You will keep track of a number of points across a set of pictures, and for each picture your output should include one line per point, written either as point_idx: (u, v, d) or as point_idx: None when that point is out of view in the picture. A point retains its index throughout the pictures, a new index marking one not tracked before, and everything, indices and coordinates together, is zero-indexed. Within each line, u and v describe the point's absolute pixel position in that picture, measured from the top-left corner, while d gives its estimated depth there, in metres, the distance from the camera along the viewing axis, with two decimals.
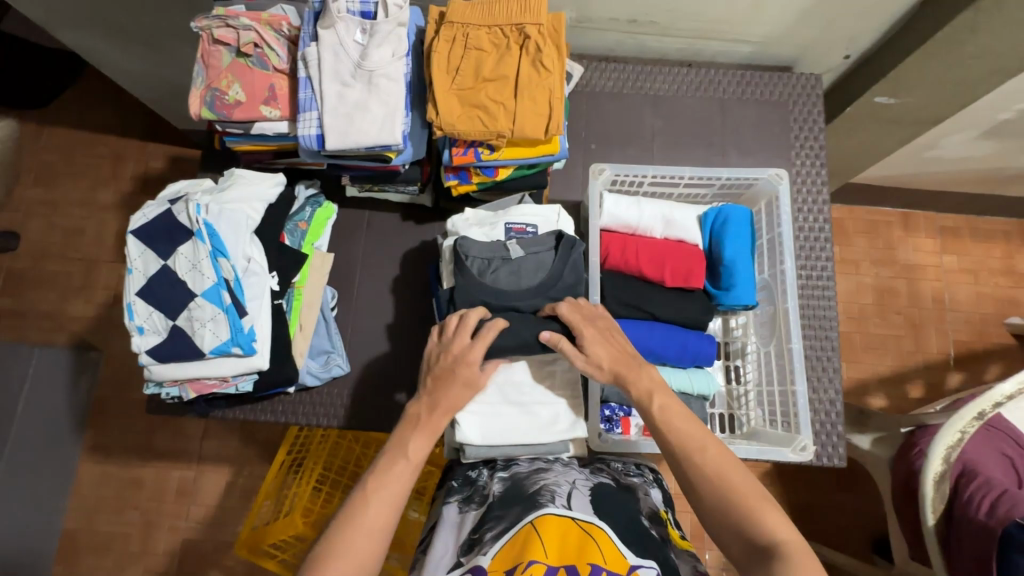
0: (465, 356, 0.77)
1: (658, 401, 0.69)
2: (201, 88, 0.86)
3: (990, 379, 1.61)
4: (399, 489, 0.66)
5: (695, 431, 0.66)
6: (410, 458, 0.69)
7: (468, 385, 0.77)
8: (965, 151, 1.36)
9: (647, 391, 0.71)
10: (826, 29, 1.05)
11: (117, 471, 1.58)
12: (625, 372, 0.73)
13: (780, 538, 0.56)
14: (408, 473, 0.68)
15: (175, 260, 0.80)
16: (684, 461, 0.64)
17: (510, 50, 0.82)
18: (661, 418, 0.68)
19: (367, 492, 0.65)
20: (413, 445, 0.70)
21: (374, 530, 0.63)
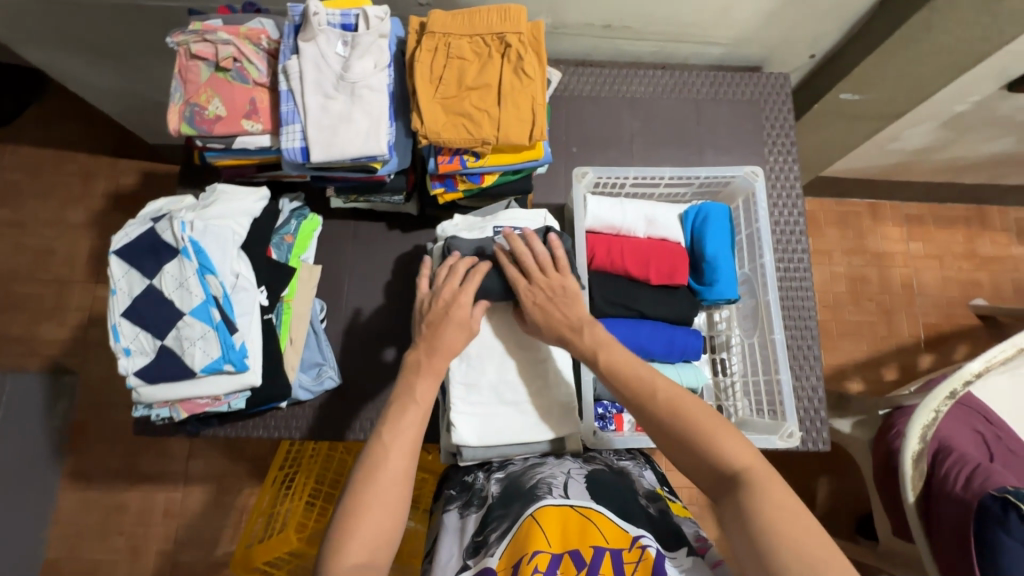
0: (456, 300, 0.79)
1: (603, 358, 0.73)
2: (180, 103, 0.85)
3: (958, 359, 1.68)
4: (413, 436, 0.68)
5: (646, 376, 0.69)
6: (419, 401, 0.71)
7: (462, 326, 0.78)
8: (926, 143, 1.42)
9: (592, 349, 0.74)
10: (791, 30, 1.09)
11: (101, 497, 1.53)
12: (569, 337, 0.77)
13: (742, 466, 0.59)
14: (419, 418, 0.70)
15: (161, 278, 0.78)
16: (641, 406, 0.67)
17: (492, 58, 0.83)
18: (612, 367, 0.71)
19: (385, 441, 0.67)
20: (420, 389, 0.73)
21: (398, 476, 0.65)
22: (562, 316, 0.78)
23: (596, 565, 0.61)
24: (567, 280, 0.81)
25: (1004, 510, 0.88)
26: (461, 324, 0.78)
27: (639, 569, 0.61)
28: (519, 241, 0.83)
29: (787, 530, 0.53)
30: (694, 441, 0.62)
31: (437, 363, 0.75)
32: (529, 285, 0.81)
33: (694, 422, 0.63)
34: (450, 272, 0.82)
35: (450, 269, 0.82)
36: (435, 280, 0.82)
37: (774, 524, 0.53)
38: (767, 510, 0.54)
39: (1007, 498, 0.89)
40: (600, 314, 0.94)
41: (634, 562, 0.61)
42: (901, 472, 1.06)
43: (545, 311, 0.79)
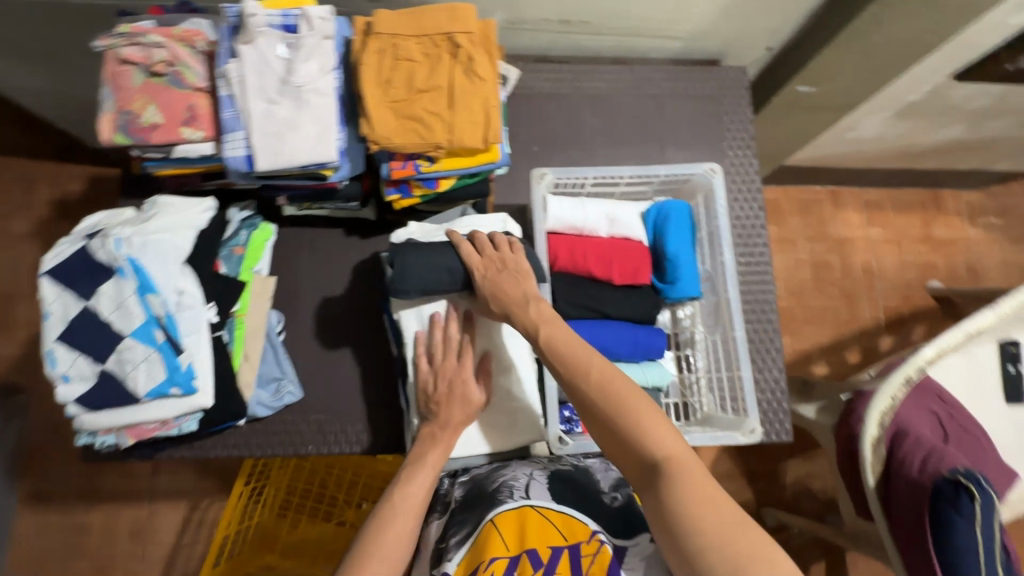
0: (459, 375, 0.83)
1: (544, 333, 0.71)
2: (113, 112, 0.81)
3: (916, 340, 1.74)
4: (420, 498, 0.73)
5: (581, 353, 0.69)
6: (428, 466, 0.77)
7: (468, 403, 0.83)
8: (882, 131, 1.45)
9: (533, 324, 0.73)
10: (747, 24, 1.09)
11: (60, 520, 1.47)
12: (515, 309, 0.75)
13: (667, 455, 0.60)
14: (428, 481, 0.75)
15: (98, 299, 0.75)
16: (573, 387, 0.67)
17: (442, 60, 0.80)
18: (547, 345, 0.70)
19: (393, 501, 0.72)
20: (431, 455, 0.78)
21: (402, 536, 0.69)
22: (511, 291, 0.77)
23: (553, 565, 0.62)
24: (521, 259, 0.80)
25: (956, 491, 0.92)
26: (465, 401, 0.83)
27: (596, 561, 0.62)
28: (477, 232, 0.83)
29: (706, 524, 0.55)
30: (626, 427, 0.63)
31: (450, 436, 0.81)
32: (483, 261, 0.79)
33: (624, 412, 0.63)
34: (446, 346, 0.83)
35: (443, 337, 0.84)
36: (433, 360, 0.84)
37: (693, 517, 0.55)
38: (687, 503, 0.56)
39: (958, 480, 0.92)
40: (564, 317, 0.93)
41: (592, 555, 0.63)
42: (862, 457, 1.09)
43: (497, 287, 0.77)
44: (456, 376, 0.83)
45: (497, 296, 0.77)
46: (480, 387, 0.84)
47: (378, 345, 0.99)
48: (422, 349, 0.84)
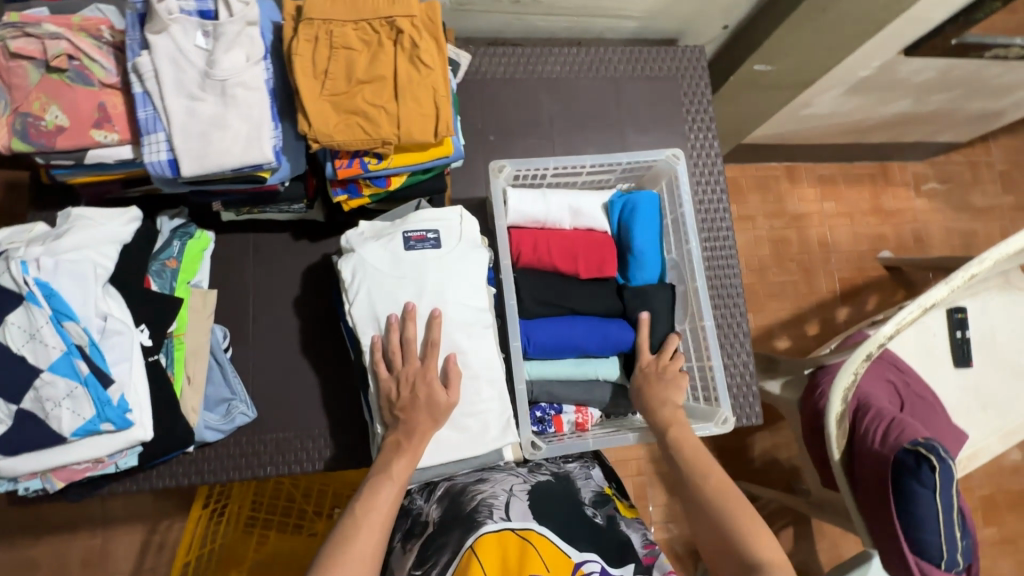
0: (424, 375, 0.77)
1: (672, 432, 0.80)
2: (6, 114, 0.71)
3: (869, 309, 1.80)
4: (386, 513, 0.70)
5: (701, 460, 0.76)
6: (394, 479, 0.72)
7: (431, 407, 0.76)
8: (835, 107, 1.46)
9: (665, 425, 0.81)
10: (703, 2, 1.06)
11: (3, 557, 1.36)
12: (650, 406, 0.84)
13: (768, 562, 0.66)
14: (395, 494, 0.71)
15: (6, 331, 0.66)
16: (691, 485, 0.75)
17: (384, 47, 0.74)
18: (674, 444, 0.78)
19: (357, 517, 0.69)
20: (397, 467, 0.73)
21: (365, 557, 0.66)
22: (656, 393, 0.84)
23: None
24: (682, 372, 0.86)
25: (917, 462, 0.95)
26: (429, 404, 0.76)
27: None
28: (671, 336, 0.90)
29: None
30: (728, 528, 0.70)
31: (417, 444, 0.75)
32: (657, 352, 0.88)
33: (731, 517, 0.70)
34: (404, 348, 0.79)
35: (403, 342, 0.79)
36: (393, 365, 0.78)
37: None
38: None
39: (918, 450, 0.95)
40: (529, 315, 0.89)
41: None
42: (827, 433, 1.10)
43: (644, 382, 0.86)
44: (421, 378, 0.77)
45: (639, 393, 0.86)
46: (450, 388, 0.78)
47: (335, 354, 0.94)
48: (379, 355, 0.79)
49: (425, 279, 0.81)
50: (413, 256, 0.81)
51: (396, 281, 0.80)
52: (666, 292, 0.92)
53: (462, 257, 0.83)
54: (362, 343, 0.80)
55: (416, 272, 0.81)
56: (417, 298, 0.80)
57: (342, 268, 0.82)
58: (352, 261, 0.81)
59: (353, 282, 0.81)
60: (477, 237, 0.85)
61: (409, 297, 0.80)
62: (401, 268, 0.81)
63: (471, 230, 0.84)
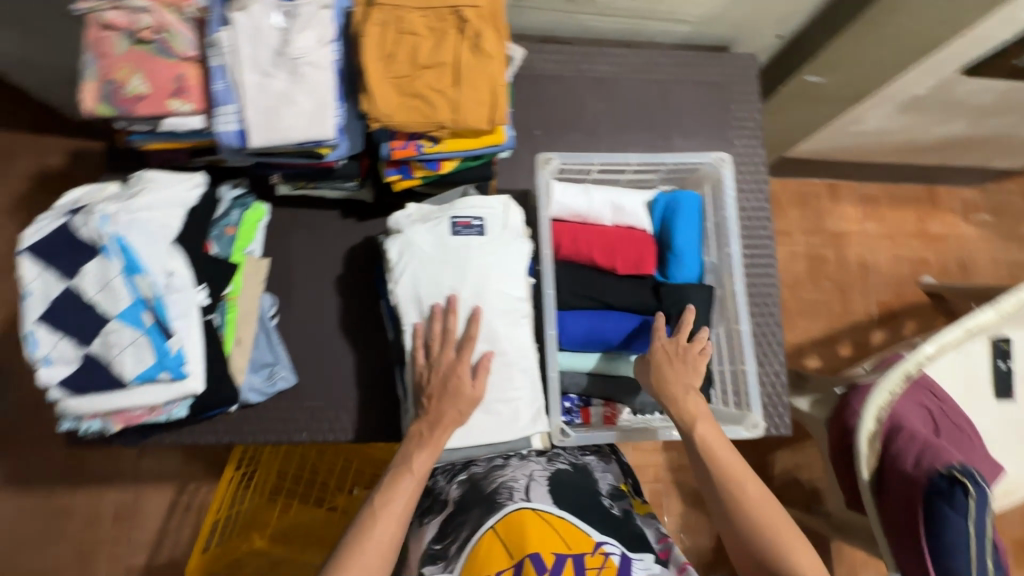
0: (455, 369, 0.79)
1: (699, 430, 0.76)
2: (95, 80, 0.76)
3: (906, 334, 1.75)
4: (404, 504, 0.71)
5: (737, 468, 0.73)
6: (414, 472, 0.73)
7: (461, 398, 0.78)
8: (886, 125, 1.43)
9: (691, 418, 0.77)
10: (760, 11, 1.06)
11: (41, 503, 1.43)
12: (676, 396, 0.80)
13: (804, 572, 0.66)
14: (414, 487, 0.73)
15: (81, 279, 0.71)
16: (725, 492, 0.73)
17: (447, 35, 0.77)
18: (704, 445, 0.75)
19: (376, 508, 0.70)
20: (419, 459, 0.75)
21: (381, 547, 0.68)
22: (673, 376, 0.81)
23: (558, 571, 0.60)
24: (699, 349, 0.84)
25: (951, 486, 0.93)
26: (459, 395, 0.78)
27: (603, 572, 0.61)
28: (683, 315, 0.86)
29: None
30: (761, 549, 0.69)
31: (440, 437, 0.76)
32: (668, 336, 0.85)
33: (770, 538, 0.69)
34: (445, 336, 0.81)
35: (444, 332, 0.81)
36: (431, 351, 0.81)
37: None
38: None
39: (952, 473, 0.93)
40: (565, 306, 0.91)
41: (598, 566, 0.62)
42: (856, 452, 1.10)
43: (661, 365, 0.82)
44: (453, 371, 0.79)
45: (659, 375, 0.82)
46: (478, 381, 0.79)
47: (373, 330, 0.97)
48: (420, 341, 0.81)
49: (468, 268, 0.83)
50: (459, 239, 0.84)
51: (440, 265, 0.83)
52: (705, 292, 0.91)
53: (505, 247, 0.85)
54: (404, 321, 0.83)
55: (460, 259, 0.83)
56: (459, 283, 0.82)
57: (389, 247, 0.85)
58: (398, 240, 0.84)
59: (399, 262, 0.83)
60: (522, 228, 0.87)
61: (451, 282, 0.82)
62: (446, 253, 0.83)
63: (516, 219, 0.87)
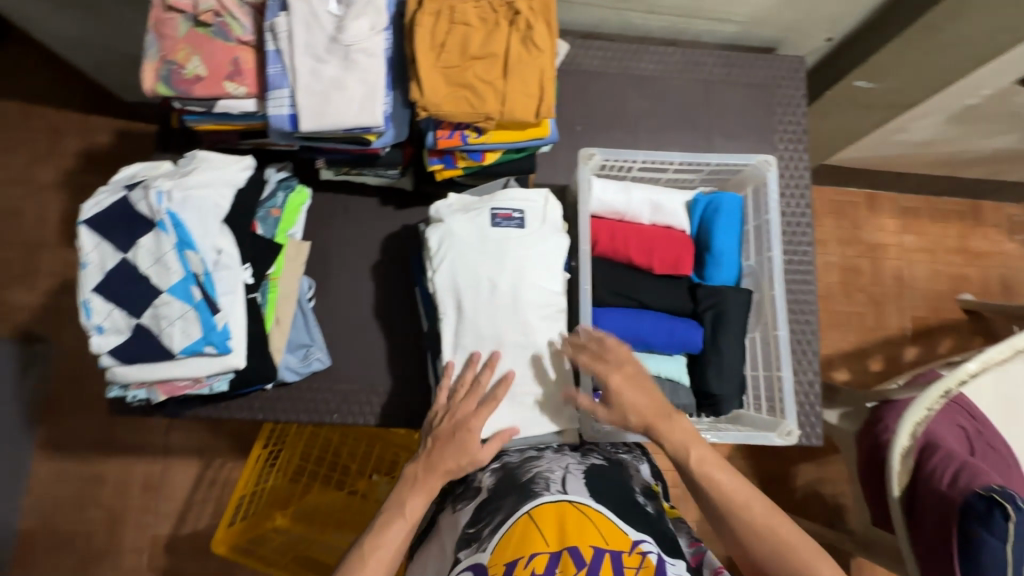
0: (467, 422, 0.77)
1: (693, 457, 0.72)
2: (156, 60, 0.78)
3: (942, 352, 1.68)
4: (393, 551, 0.71)
5: (738, 488, 0.70)
6: (405, 518, 0.72)
7: (465, 449, 0.76)
8: (933, 134, 1.38)
9: (682, 446, 0.74)
10: (811, 12, 1.03)
11: (61, 470, 1.42)
12: (657, 425, 0.75)
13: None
14: (404, 534, 0.72)
15: (137, 252, 0.73)
16: (730, 517, 0.69)
17: (498, 26, 0.77)
18: (700, 472, 0.72)
19: (365, 553, 0.70)
20: (409, 507, 0.73)
21: None
22: (646, 402, 0.76)
23: (596, 565, 0.60)
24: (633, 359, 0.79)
25: (988, 509, 0.90)
26: (463, 447, 0.76)
27: (640, 572, 0.60)
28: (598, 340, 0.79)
29: None
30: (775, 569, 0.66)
31: (432, 484, 0.74)
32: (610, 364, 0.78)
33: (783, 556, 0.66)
34: (473, 387, 0.80)
35: (473, 382, 0.80)
36: (454, 395, 0.80)
37: None
38: None
39: (992, 497, 0.90)
40: (601, 302, 0.91)
41: (636, 566, 0.61)
42: (889, 467, 1.07)
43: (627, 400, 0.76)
44: (464, 431, 0.76)
45: (632, 407, 0.76)
46: (486, 446, 0.77)
47: (407, 317, 0.98)
48: (447, 380, 0.82)
49: (507, 260, 0.83)
50: (499, 231, 0.84)
51: (479, 255, 0.83)
52: (743, 295, 0.91)
53: (545, 240, 0.85)
54: (440, 309, 0.83)
55: (499, 250, 0.83)
56: (497, 274, 0.83)
57: (429, 237, 0.86)
58: (440, 230, 0.85)
59: (439, 250, 0.84)
60: (560, 222, 0.87)
61: (490, 274, 0.82)
62: (486, 243, 0.84)
63: (556, 213, 0.87)
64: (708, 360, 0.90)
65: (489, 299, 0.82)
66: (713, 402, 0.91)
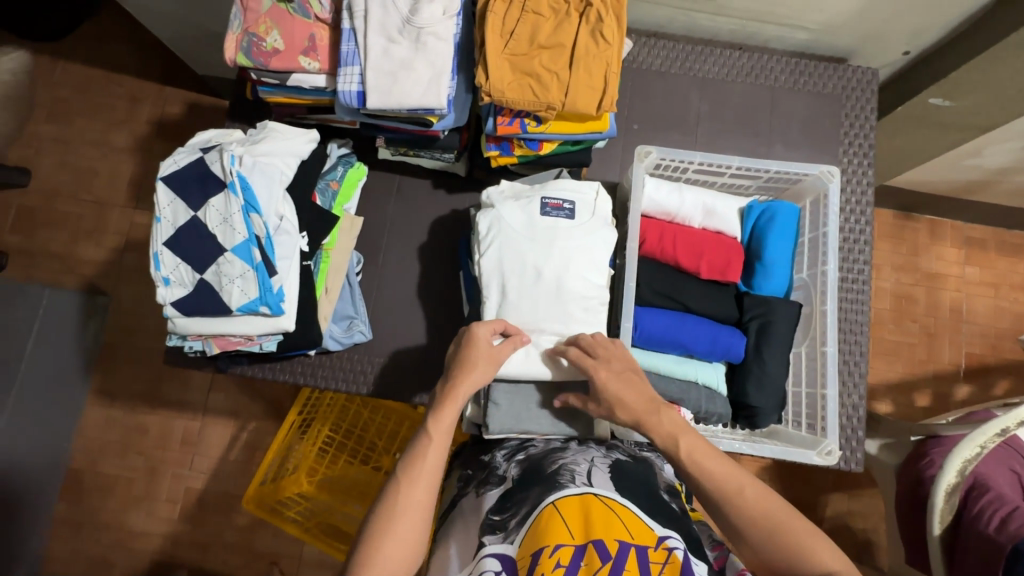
0: (484, 339, 0.75)
1: (684, 445, 0.67)
2: (238, 32, 0.82)
3: (997, 394, 1.56)
4: (433, 468, 0.65)
5: (729, 474, 0.64)
6: (437, 434, 0.67)
7: (487, 359, 0.74)
8: (1010, 161, 1.30)
9: (671, 436, 0.68)
10: (890, 22, 0.99)
11: (111, 417, 1.51)
12: (642, 418, 0.71)
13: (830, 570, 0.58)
14: (442, 448, 0.66)
15: (206, 212, 0.77)
16: (723, 503, 0.63)
17: (569, 17, 0.78)
18: (690, 459, 0.66)
19: (403, 474, 0.64)
20: (436, 425, 0.67)
21: (414, 510, 0.62)
22: (632, 399, 0.72)
23: (621, 561, 0.58)
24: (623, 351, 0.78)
25: None
26: (487, 359, 0.74)
27: (665, 570, 0.59)
28: (586, 344, 0.78)
29: None
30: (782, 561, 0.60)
31: (457, 397, 0.69)
32: (603, 356, 0.76)
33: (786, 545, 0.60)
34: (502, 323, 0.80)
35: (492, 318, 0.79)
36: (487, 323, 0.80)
37: None
38: None
39: None
40: (644, 302, 0.90)
41: (661, 562, 0.59)
42: (930, 503, 1.00)
43: (614, 397, 0.73)
44: (474, 339, 0.74)
45: (614, 403, 0.73)
46: (501, 348, 0.76)
47: (448, 299, 1.00)
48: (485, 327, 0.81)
49: (554, 248, 0.84)
50: (549, 220, 0.85)
51: (527, 243, 0.84)
52: (793, 308, 0.88)
53: (593, 232, 0.85)
54: (484, 292, 0.84)
55: (547, 238, 0.84)
56: (543, 261, 0.83)
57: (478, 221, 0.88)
58: (490, 215, 0.86)
59: (487, 235, 0.85)
60: (609, 216, 0.87)
61: (535, 261, 0.83)
62: (535, 231, 0.84)
63: (605, 207, 0.87)
64: (750, 370, 0.88)
65: (533, 285, 0.83)
66: (750, 414, 0.89)
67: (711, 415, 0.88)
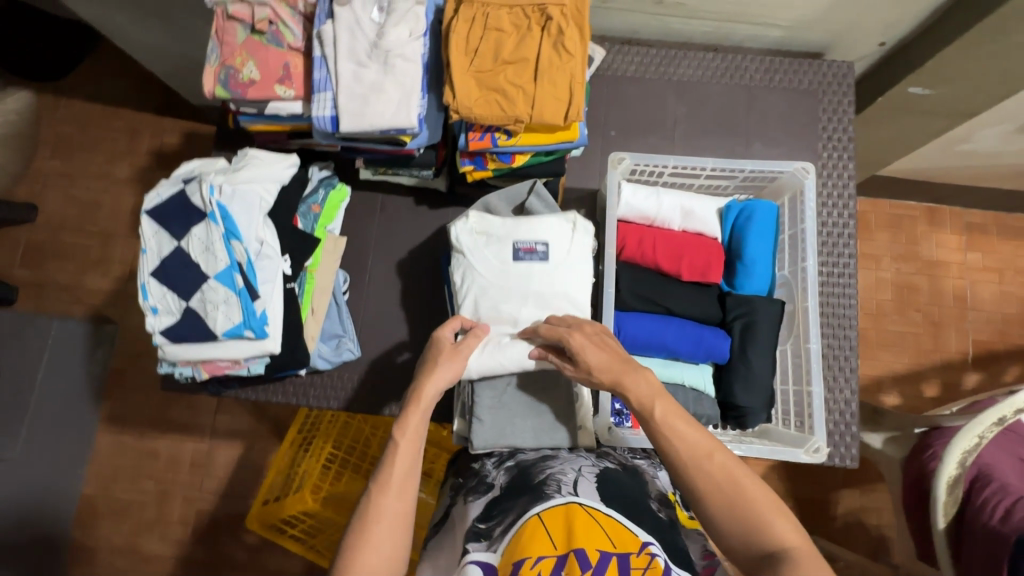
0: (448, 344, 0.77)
1: (658, 407, 0.66)
2: (215, 65, 0.84)
3: (1008, 381, 1.53)
4: (404, 474, 0.66)
5: (701, 439, 0.64)
6: (405, 436, 0.68)
7: (451, 359, 0.76)
8: (1000, 145, 1.29)
9: (647, 397, 0.67)
10: (864, 13, 0.99)
11: (121, 442, 1.54)
12: (620, 377, 0.70)
13: (790, 546, 0.57)
14: (411, 450, 0.68)
15: (189, 241, 0.80)
16: (692, 468, 0.63)
17: (531, 32, 0.79)
18: (663, 423, 0.65)
19: (376, 481, 0.65)
20: (403, 429, 0.69)
21: (389, 517, 0.63)
22: (608, 357, 0.72)
23: (601, 568, 0.58)
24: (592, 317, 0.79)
25: None
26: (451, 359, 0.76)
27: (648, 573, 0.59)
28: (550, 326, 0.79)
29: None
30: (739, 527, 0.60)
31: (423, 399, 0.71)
32: (574, 326, 0.77)
33: (748, 514, 0.59)
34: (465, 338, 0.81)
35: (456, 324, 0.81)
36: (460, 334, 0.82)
37: None
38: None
39: None
40: (625, 308, 0.90)
41: (642, 567, 0.59)
42: (932, 498, 0.98)
43: (592, 359, 0.72)
44: (436, 343, 0.77)
45: (587, 361, 0.72)
46: (464, 344, 0.78)
47: (435, 313, 1.01)
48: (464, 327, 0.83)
49: (530, 294, 0.85)
50: (523, 265, 0.86)
51: (501, 291, 0.85)
52: (776, 306, 0.88)
53: (569, 268, 0.86)
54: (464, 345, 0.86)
55: (521, 285, 0.85)
56: (519, 309, 0.84)
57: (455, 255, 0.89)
58: (462, 265, 0.87)
59: (463, 286, 0.87)
60: (586, 246, 0.87)
61: (512, 309, 0.84)
62: (508, 277, 0.86)
63: (582, 241, 0.87)
64: (735, 370, 0.88)
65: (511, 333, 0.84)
66: (739, 414, 0.89)
67: (699, 418, 0.88)
